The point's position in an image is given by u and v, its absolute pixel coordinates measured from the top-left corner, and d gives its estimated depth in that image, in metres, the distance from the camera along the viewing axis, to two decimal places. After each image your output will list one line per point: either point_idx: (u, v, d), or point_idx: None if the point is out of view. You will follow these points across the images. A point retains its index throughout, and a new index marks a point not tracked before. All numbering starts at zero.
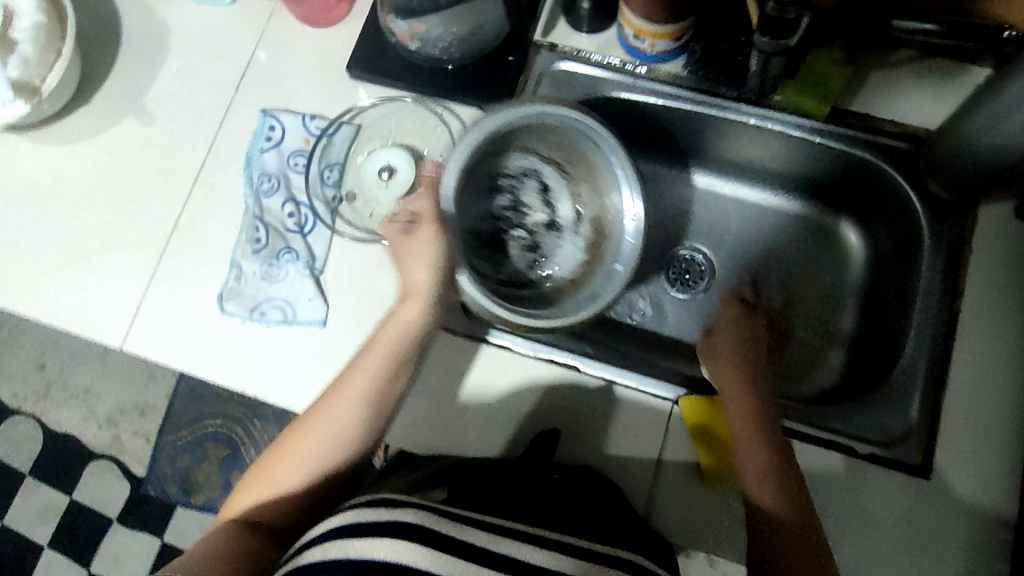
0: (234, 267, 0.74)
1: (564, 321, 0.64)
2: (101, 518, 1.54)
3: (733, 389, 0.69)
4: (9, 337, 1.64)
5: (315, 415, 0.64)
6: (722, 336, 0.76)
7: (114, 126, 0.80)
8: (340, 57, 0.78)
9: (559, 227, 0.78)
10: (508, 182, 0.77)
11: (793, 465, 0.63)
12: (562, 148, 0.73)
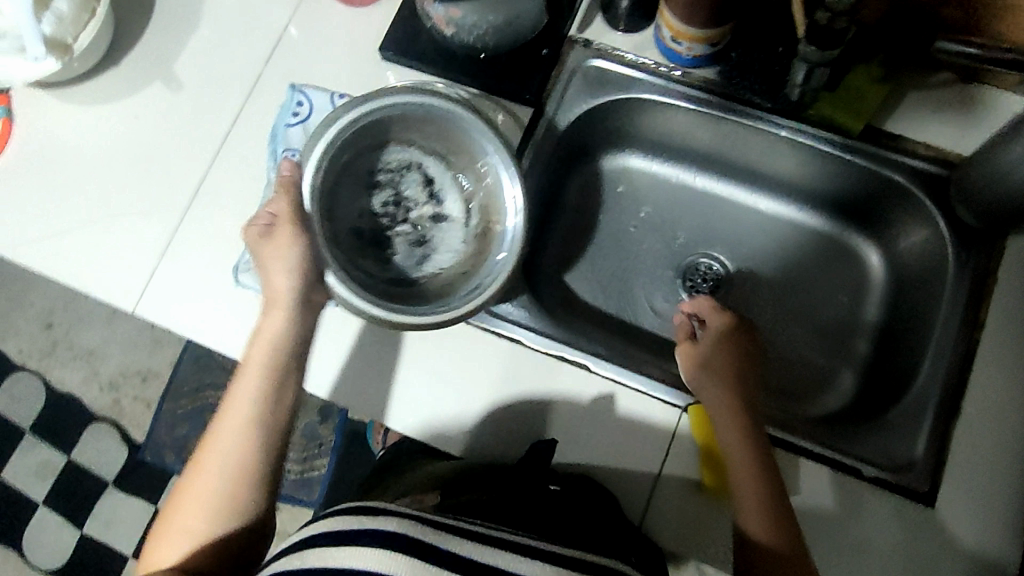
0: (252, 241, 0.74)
1: (426, 315, 0.64)
2: (96, 481, 1.54)
3: (728, 413, 0.66)
4: (19, 293, 1.65)
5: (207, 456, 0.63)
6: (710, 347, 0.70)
7: (141, 89, 0.80)
8: (373, 38, 0.78)
9: (444, 220, 0.76)
10: (386, 176, 0.75)
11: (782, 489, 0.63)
12: (443, 137, 0.73)
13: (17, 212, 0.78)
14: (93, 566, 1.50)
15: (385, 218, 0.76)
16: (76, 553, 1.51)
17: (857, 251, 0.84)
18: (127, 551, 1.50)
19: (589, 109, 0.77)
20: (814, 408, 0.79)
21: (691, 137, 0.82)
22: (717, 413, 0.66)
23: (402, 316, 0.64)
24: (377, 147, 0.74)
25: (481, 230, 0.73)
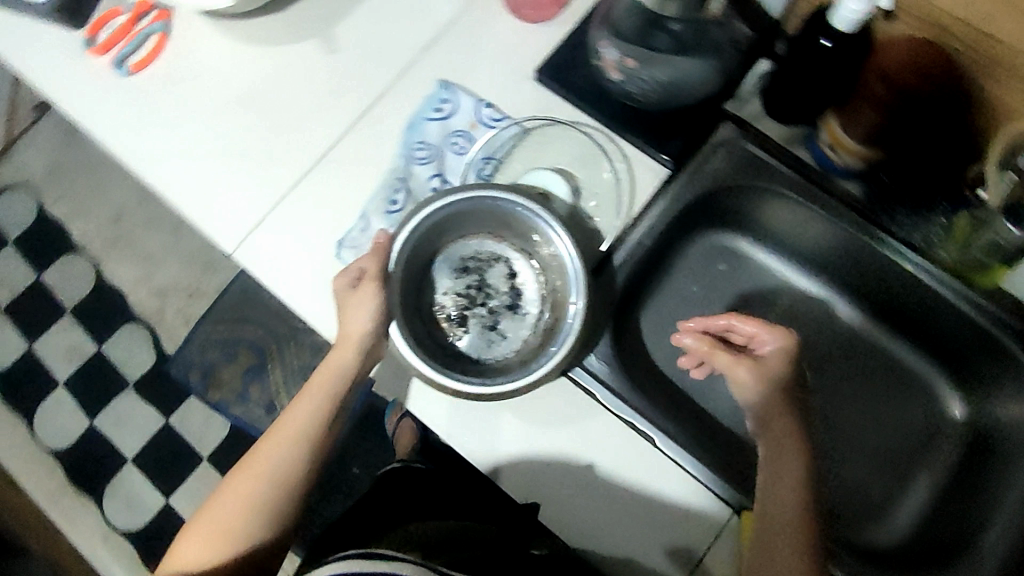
0: (360, 220, 0.75)
1: (474, 394, 0.64)
2: (118, 378, 1.57)
3: (778, 441, 0.68)
4: (101, 182, 1.71)
5: (241, 482, 0.81)
6: (771, 369, 0.69)
7: (297, 43, 0.81)
8: (533, 57, 0.78)
9: (522, 314, 0.71)
10: (474, 263, 0.72)
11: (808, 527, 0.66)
12: (526, 238, 0.69)
13: (148, 126, 0.80)
14: (93, 459, 1.53)
15: (462, 300, 0.71)
16: (80, 442, 1.54)
17: (942, 397, 0.82)
18: (128, 455, 1.53)
19: (723, 185, 0.77)
20: (854, 539, 0.78)
21: (804, 230, 0.80)
22: (768, 437, 0.69)
23: (450, 389, 0.64)
24: (462, 236, 0.71)
25: (549, 329, 0.68)
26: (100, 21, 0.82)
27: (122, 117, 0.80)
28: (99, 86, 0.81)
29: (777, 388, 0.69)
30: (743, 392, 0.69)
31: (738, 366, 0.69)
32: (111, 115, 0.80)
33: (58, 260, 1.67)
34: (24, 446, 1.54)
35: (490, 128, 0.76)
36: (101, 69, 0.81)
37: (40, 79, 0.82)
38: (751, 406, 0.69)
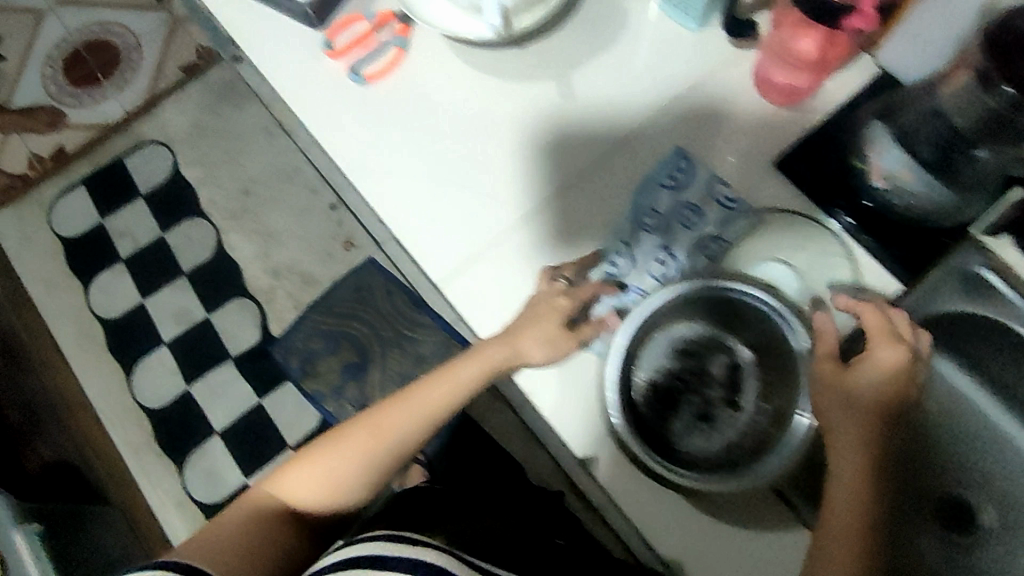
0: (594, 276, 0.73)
1: (676, 475, 0.64)
2: (221, 348, 1.58)
3: (860, 459, 0.60)
4: (236, 152, 1.74)
5: (355, 441, 0.74)
6: (865, 376, 0.60)
7: (535, 82, 0.80)
8: (774, 142, 0.76)
9: (735, 410, 0.68)
10: (696, 347, 0.69)
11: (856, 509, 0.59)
12: (765, 338, 0.67)
13: (376, 143, 0.80)
14: (182, 423, 1.53)
15: (676, 381, 0.69)
16: (174, 404, 1.55)
17: None
18: (217, 426, 1.53)
19: None
20: None
21: None
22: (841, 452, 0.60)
23: (655, 464, 0.65)
24: (691, 317, 0.69)
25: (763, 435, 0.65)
26: (340, 25, 0.83)
27: (352, 130, 0.81)
28: (334, 92, 0.81)
29: (869, 397, 0.60)
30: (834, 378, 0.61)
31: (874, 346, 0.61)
32: (342, 125, 0.81)
33: (183, 220, 1.69)
34: (119, 397, 1.56)
35: (724, 208, 0.74)
36: (338, 75, 0.81)
37: (277, 78, 0.82)
38: (836, 415, 0.60)
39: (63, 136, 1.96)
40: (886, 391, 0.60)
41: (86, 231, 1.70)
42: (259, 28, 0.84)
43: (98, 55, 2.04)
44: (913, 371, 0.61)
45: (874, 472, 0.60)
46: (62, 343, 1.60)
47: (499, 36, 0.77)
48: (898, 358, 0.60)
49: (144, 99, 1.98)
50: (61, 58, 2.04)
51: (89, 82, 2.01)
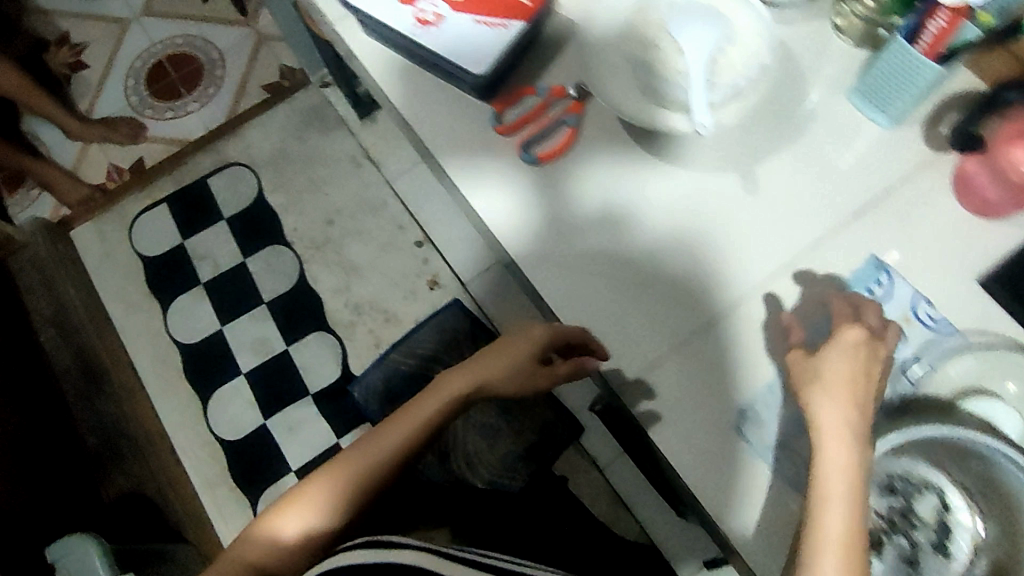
0: (491, 216, 0.77)
1: None
2: (300, 383, 1.54)
3: (850, 463, 0.60)
4: (320, 180, 1.71)
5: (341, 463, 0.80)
6: (833, 362, 0.64)
7: (719, 175, 0.76)
8: (982, 255, 0.71)
9: (950, 558, 0.62)
10: (901, 485, 0.65)
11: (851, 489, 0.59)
12: (990, 482, 0.62)
13: (550, 230, 0.76)
14: (258, 458, 1.50)
15: (881, 523, 0.64)
16: (250, 437, 1.51)
17: None
18: (292, 464, 1.49)
19: None
20: None
21: None
22: (833, 456, 0.60)
23: None
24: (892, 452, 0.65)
25: None
26: (511, 99, 0.79)
27: (524, 217, 0.77)
28: (507, 175, 0.78)
29: (835, 391, 0.63)
30: (815, 373, 0.64)
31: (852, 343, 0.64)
32: (512, 211, 0.77)
33: (265, 247, 1.66)
34: (193, 426, 1.52)
35: (927, 329, 0.69)
36: (510, 158, 0.78)
37: (445, 157, 0.79)
38: (818, 414, 0.62)
39: (144, 149, 1.94)
40: (858, 369, 0.63)
41: (167, 251, 1.67)
42: (424, 105, 0.81)
43: (181, 69, 2.03)
44: (875, 355, 0.64)
45: (859, 450, 0.60)
46: (140, 366, 1.56)
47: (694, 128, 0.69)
48: (870, 353, 0.64)
49: (226, 115, 1.96)
50: (144, 70, 2.04)
51: (171, 95, 2.00)
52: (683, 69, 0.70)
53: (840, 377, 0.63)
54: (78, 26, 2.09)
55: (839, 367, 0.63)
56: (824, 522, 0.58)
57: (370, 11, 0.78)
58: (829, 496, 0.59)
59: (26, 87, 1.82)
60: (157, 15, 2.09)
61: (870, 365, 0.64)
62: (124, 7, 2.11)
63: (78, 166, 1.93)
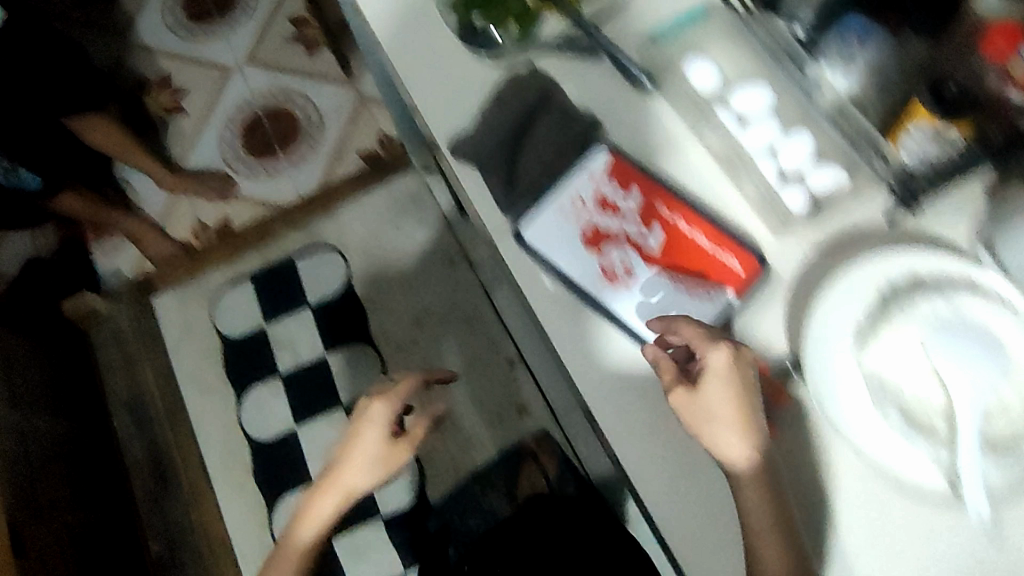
0: (657, 514, 0.66)
1: None
2: (371, 504, 1.45)
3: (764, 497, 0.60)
4: (414, 278, 1.62)
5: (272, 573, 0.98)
6: (712, 391, 0.63)
7: (962, 524, 0.59)
8: None
9: None
10: None
11: (781, 530, 0.60)
12: None
13: (725, 553, 0.65)
14: None
15: None
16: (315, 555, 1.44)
17: None
18: None
19: None
20: None
21: None
22: (748, 498, 0.61)
23: None
24: None
25: None
26: None
27: (711, 539, 0.65)
28: (696, 484, 0.66)
29: (720, 418, 0.62)
30: (703, 413, 0.63)
31: (714, 360, 0.63)
32: (688, 522, 0.66)
33: (348, 343, 1.57)
34: (259, 536, 1.47)
35: None
36: (699, 463, 0.66)
37: (621, 439, 0.68)
38: (719, 448, 0.62)
39: (230, 207, 1.86)
40: (733, 390, 0.62)
41: (246, 334, 1.59)
42: (605, 370, 0.68)
43: (277, 124, 1.96)
44: (743, 367, 0.63)
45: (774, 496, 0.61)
46: (209, 462, 1.53)
47: (946, 487, 0.59)
48: (743, 366, 0.63)
49: (318, 182, 1.86)
50: (240, 122, 1.98)
51: (264, 152, 1.92)
52: (906, 391, 0.60)
53: (720, 401, 0.62)
54: (183, 70, 2.06)
55: (716, 393, 0.62)
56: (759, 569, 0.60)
57: (555, 263, 0.69)
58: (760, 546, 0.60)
59: (117, 134, 1.59)
60: (260, 65, 2.04)
61: (741, 385, 0.63)
62: (228, 52, 2.06)
63: (165, 217, 1.86)
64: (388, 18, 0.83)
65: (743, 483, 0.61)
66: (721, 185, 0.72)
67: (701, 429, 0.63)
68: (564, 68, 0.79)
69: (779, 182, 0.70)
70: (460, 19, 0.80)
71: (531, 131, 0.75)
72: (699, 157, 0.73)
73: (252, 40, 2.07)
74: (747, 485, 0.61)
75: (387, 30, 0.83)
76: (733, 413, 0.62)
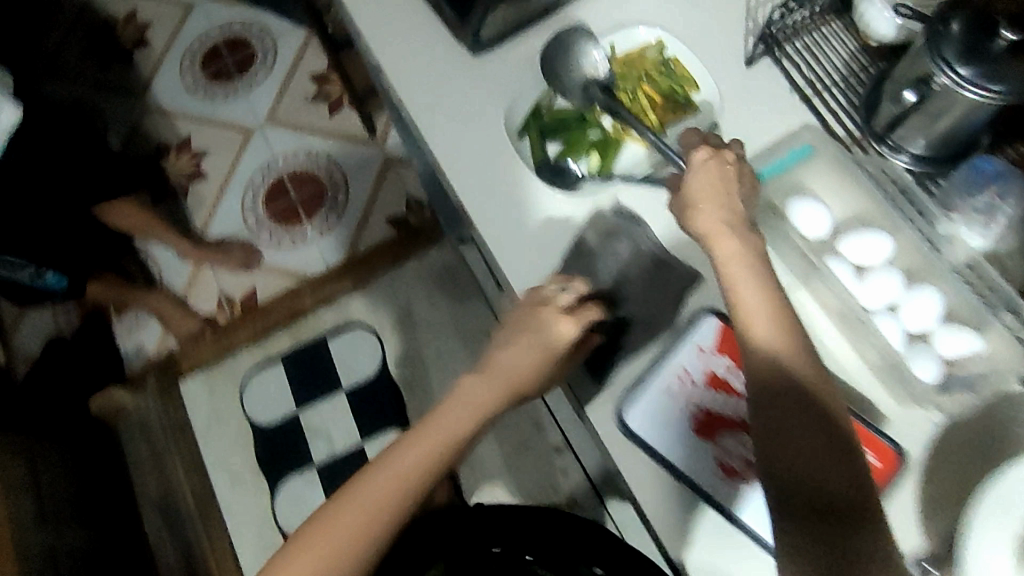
0: None
1: None
2: None
3: (756, 291, 0.62)
4: (451, 357, 1.56)
5: (368, 481, 0.72)
6: (691, 176, 0.66)
7: None
8: None
9: None
10: None
11: (782, 330, 0.60)
12: None
13: None
14: None
15: None
16: None
17: None
18: None
19: None
20: None
21: None
22: (753, 331, 0.61)
23: None
24: None
25: None
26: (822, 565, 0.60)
27: None
28: None
29: (702, 201, 0.65)
30: (692, 207, 0.66)
31: (698, 153, 0.67)
32: None
33: (388, 429, 1.52)
34: None
35: None
36: None
37: None
38: (700, 230, 0.65)
39: (258, 279, 1.80)
40: (714, 180, 0.66)
41: (281, 421, 1.55)
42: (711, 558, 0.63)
43: (302, 189, 1.89)
44: (724, 163, 0.67)
45: (771, 294, 0.62)
46: (243, 559, 1.45)
47: None
48: (723, 169, 0.66)
49: (346, 252, 1.80)
50: (263, 186, 1.92)
51: (289, 220, 1.86)
52: None
53: (706, 188, 0.65)
54: (202, 132, 2.00)
55: (699, 180, 0.66)
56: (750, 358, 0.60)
57: (664, 451, 0.64)
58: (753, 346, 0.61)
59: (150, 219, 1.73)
60: (281, 125, 1.97)
61: (722, 178, 0.66)
62: (248, 113, 2.00)
63: (188, 292, 1.79)
64: (455, 154, 0.76)
65: (735, 281, 0.63)
66: (836, 350, 0.65)
67: (689, 218, 0.66)
68: (654, 208, 0.72)
69: (906, 348, 0.63)
70: (533, 149, 0.75)
71: (631, 287, 0.70)
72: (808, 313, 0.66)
73: (273, 100, 2.01)
74: (738, 279, 0.63)
75: (455, 164, 0.76)
76: (720, 196, 0.65)
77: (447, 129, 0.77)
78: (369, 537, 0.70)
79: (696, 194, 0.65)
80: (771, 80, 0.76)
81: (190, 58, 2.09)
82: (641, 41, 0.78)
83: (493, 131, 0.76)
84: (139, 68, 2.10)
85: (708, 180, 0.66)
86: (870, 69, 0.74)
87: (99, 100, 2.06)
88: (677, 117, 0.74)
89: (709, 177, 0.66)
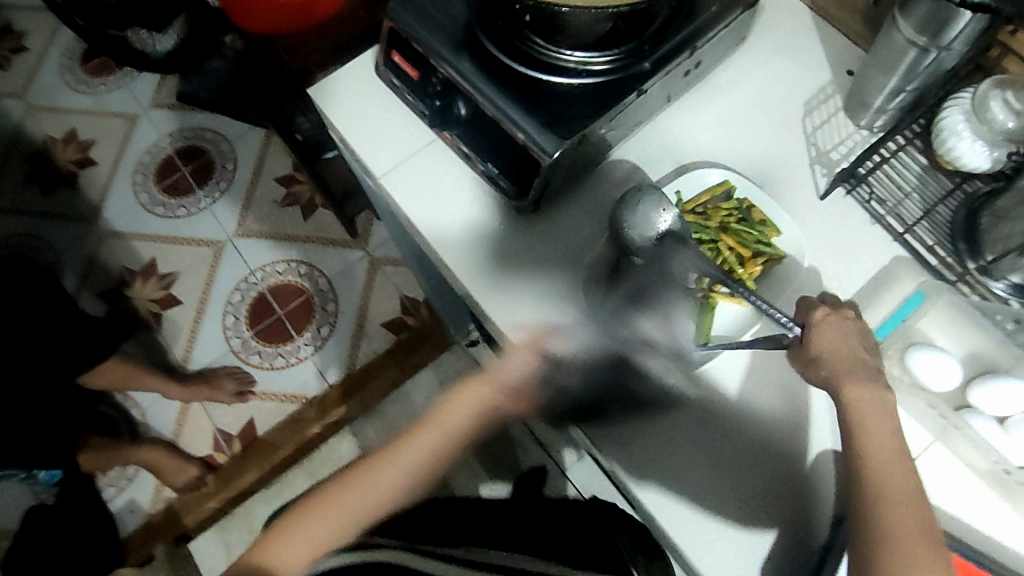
0: None
1: None
2: None
3: (883, 455, 0.58)
4: None
5: (371, 466, 0.79)
6: (817, 341, 0.61)
7: None
8: None
9: None
10: None
11: (928, 531, 0.55)
12: None
13: None
14: None
15: None
16: None
17: None
18: None
19: None
20: None
21: None
22: (905, 536, 0.54)
23: None
24: None
25: None
26: None
27: None
28: None
29: (837, 371, 0.60)
30: (825, 378, 0.61)
31: (824, 320, 0.62)
32: None
33: None
34: None
35: None
36: None
37: None
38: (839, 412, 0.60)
39: (254, 408, 1.65)
40: (843, 351, 0.61)
41: None
42: None
43: (287, 303, 1.75)
44: (847, 326, 0.62)
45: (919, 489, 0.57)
46: None
47: None
48: (843, 326, 0.62)
49: (345, 368, 1.67)
50: (243, 305, 1.77)
51: (277, 338, 1.72)
52: None
53: (842, 360, 0.60)
54: (167, 254, 1.85)
55: (830, 342, 0.61)
56: (882, 545, 0.54)
57: None
58: (878, 521, 0.55)
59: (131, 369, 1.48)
60: (253, 236, 1.84)
61: (850, 347, 0.61)
62: (215, 226, 1.86)
63: (178, 434, 1.64)
64: (535, 336, 0.69)
65: (886, 471, 0.57)
66: (997, 518, 0.61)
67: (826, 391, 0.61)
68: (762, 373, 0.69)
69: None
70: None
71: (748, 475, 0.65)
72: (961, 481, 0.62)
73: (241, 209, 1.87)
74: (888, 468, 0.57)
75: (495, 303, 0.70)
76: (853, 367, 0.60)
77: (517, 310, 0.70)
78: (355, 522, 0.76)
79: (824, 362, 0.60)
80: (852, 216, 0.72)
81: (143, 173, 1.94)
82: (708, 185, 0.73)
83: (570, 305, 0.71)
84: (87, 191, 1.94)
85: (847, 352, 0.61)
86: (960, 195, 0.68)
87: (48, 231, 1.89)
88: (767, 267, 0.69)
89: (846, 353, 0.61)
